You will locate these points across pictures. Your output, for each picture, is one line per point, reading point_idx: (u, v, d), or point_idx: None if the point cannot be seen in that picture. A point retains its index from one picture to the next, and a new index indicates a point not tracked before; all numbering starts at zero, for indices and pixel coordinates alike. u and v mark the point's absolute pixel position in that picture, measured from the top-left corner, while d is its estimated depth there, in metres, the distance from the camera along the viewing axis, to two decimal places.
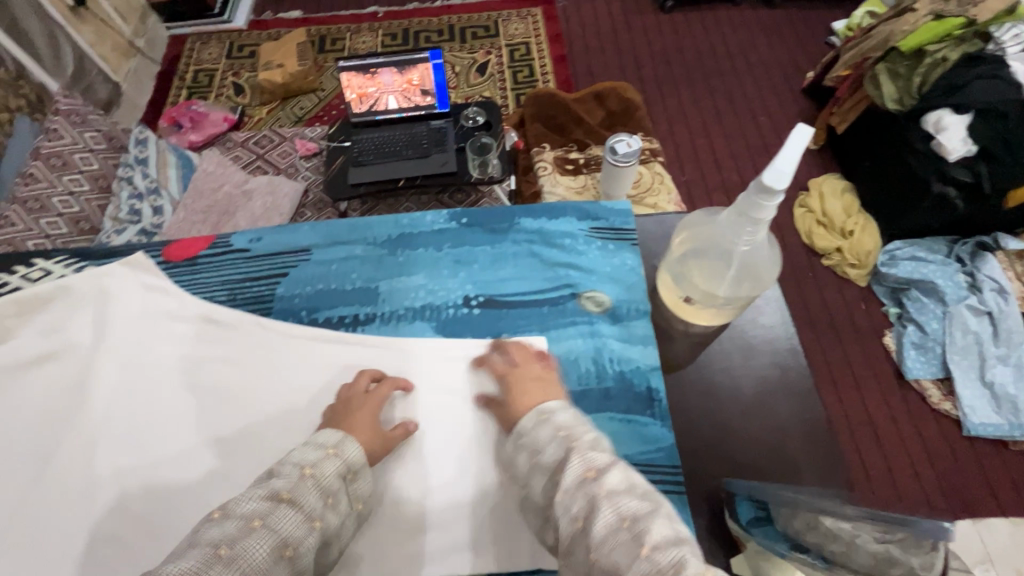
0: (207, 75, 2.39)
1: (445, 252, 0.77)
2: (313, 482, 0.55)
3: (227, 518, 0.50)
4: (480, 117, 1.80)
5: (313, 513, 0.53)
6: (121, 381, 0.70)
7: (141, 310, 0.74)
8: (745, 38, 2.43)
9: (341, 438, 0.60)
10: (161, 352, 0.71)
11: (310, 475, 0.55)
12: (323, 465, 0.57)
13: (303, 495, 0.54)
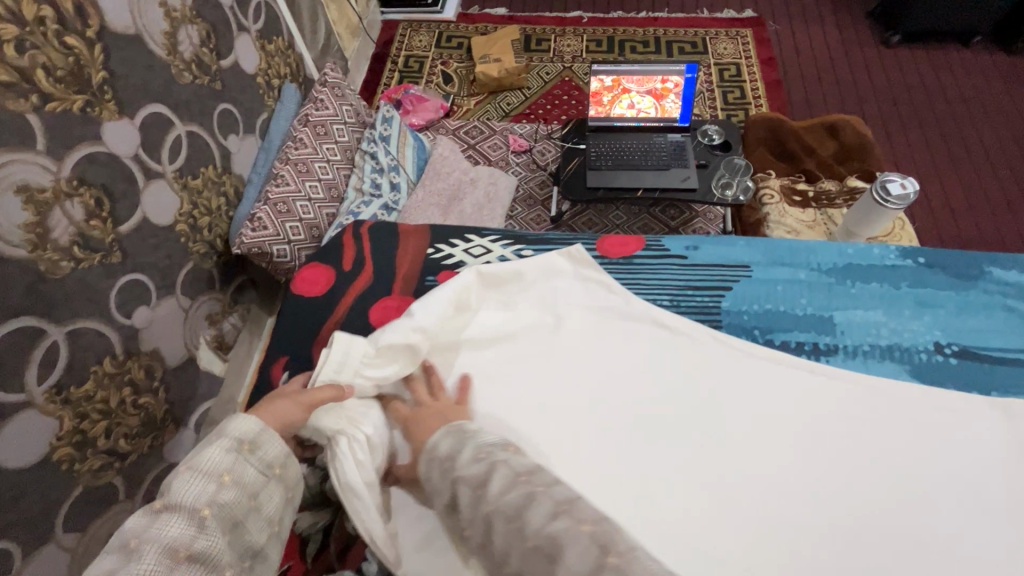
0: (418, 62, 2.49)
1: (904, 290, 0.99)
2: (199, 472, 0.68)
3: (115, 552, 0.61)
4: (718, 137, 1.77)
5: (199, 503, 0.65)
6: (594, 363, 0.93)
7: (595, 310, 0.99)
8: (980, 84, 2.25)
9: (222, 425, 0.73)
10: (619, 347, 0.95)
11: (192, 470, 0.68)
12: (221, 459, 0.70)
13: (180, 496, 0.65)
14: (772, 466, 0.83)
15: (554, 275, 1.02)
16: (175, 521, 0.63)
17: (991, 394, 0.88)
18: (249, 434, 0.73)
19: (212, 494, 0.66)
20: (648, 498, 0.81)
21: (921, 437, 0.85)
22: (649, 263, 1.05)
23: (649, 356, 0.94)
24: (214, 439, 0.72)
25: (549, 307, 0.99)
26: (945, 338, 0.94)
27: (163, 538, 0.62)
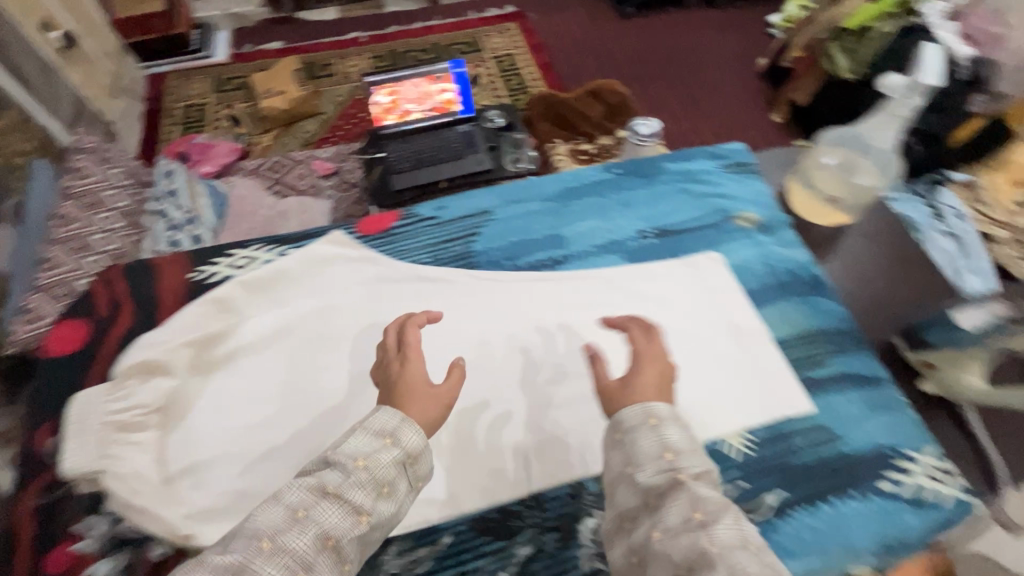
0: (199, 110, 2.36)
1: (611, 197, 0.90)
2: (367, 471, 0.63)
3: (276, 507, 0.60)
4: (500, 119, 1.93)
5: (360, 508, 0.61)
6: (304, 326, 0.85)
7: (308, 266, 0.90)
8: (700, 36, 2.73)
9: (395, 426, 0.66)
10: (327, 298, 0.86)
11: (361, 466, 0.63)
12: (379, 454, 0.64)
13: (349, 492, 0.62)
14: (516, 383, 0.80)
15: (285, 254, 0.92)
16: (333, 516, 0.60)
17: (677, 257, 0.84)
18: (416, 445, 0.66)
19: (369, 502, 0.62)
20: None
21: (659, 304, 0.82)
22: (408, 230, 0.91)
23: (393, 315, 0.84)
24: (394, 437, 0.66)
25: (308, 294, 0.87)
26: (644, 224, 0.87)
27: (320, 522, 0.59)
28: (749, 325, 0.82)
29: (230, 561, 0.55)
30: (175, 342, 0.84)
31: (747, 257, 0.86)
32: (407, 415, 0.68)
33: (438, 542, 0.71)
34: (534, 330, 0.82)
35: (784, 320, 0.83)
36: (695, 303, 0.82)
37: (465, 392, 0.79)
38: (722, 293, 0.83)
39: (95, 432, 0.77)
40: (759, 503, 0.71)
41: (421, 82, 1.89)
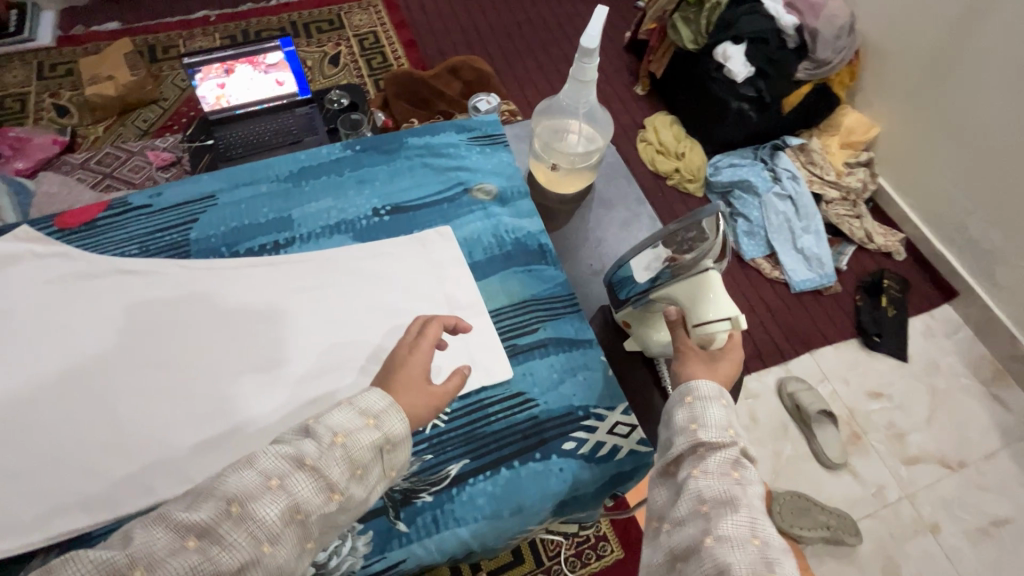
0: (18, 101, 2.14)
1: (347, 175, 0.86)
2: (343, 451, 0.56)
3: (245, 473, 0.53)
4: (344, 100, 1.85)
5: (334, 486, 0.55)
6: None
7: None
8: (569, 9, 2.72)
9: (385, 408, 0.60)
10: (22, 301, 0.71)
11: (341, 445, 0.56)
12: (356, 435, 0.57)
13: (330, 467, 0.55)
14: (204, 376, 0.70)
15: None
16: (304, 492, 0.53)
17: (407, 233, 0.82)
18: (401, 434, 0.59)
19: (345, 482, 0.55)
20: (36, 485, 0.61)
21: (383, 282, 0.78)
22: (120, 220, 0.79)
23: (79, 311, 0.72)
24: (378, 419, 0.59)
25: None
26: (376, 203, 0.84)
27: (293, 495, 0.53)
28: (470, 299, 0.77)
29: (196, 522, 0.50)
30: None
31: (475, 227, 0.82)
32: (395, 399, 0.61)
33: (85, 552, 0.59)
34: (246, 322, 0.74)
35: (506, 288, 0.78)
36: (417, 280, 0.78)
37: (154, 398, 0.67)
38: (444, 268, 0.79)
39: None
40: (440, 478, 0.64)
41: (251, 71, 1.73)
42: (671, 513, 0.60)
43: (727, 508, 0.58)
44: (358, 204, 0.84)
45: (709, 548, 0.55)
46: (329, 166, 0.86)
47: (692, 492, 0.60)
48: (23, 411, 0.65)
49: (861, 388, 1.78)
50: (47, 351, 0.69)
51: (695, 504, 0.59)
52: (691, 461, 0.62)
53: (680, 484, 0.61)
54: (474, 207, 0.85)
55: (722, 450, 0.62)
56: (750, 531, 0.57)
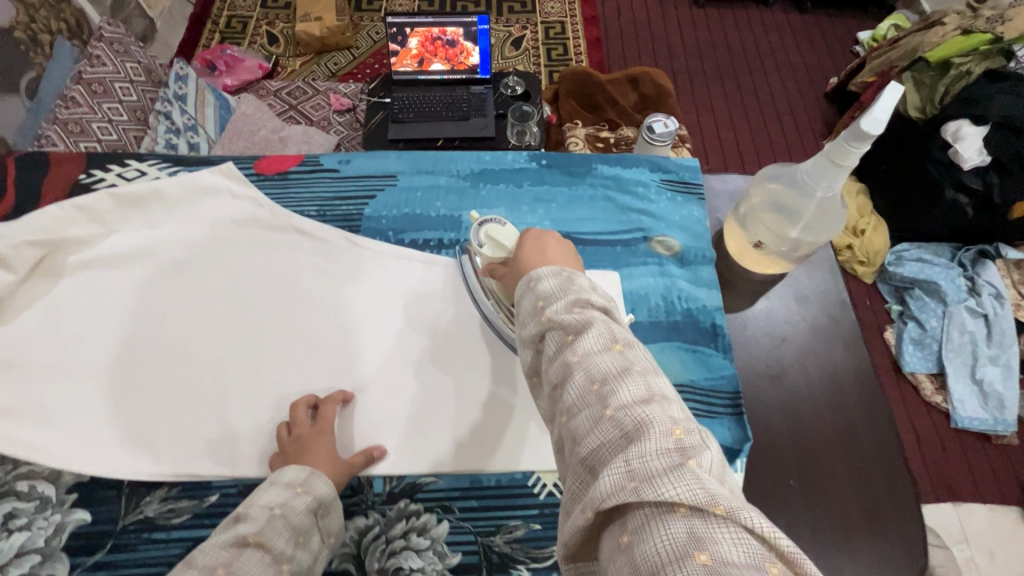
0: (241, 23, 2.38)
1: (526, 189, 0.81)
2: (283, 521, 0.54)
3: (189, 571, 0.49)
4: (519, 87, 1.83)
5: (282, 555, 0.52)
6: (177, 259, 0.75)
7: (199, 193, 0.78)
8: (773, 40, 2.48)
9: (309, 473, 0.57)
10: (210, 237, 0.76)
11: (278, 516, 0.54)
12: (292, 503, 0.55)
13: (271, 537, 0.53)
14: (341, 358, 0.70)
15: (194, 177, 0.78)
16: (254, 572, 0.50)
17: None
18: (331, 496, 0.58)
19: (290, 551, 0.52)
20: (182, 415, 0.65)
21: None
22: (307, 178, 0.81)
23: (252, 259, 0.75)
24: (306, 484, 0.57)
25: (183, 222, 0.76)
26: (548, 228, 0.79)
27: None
28: None
29: None
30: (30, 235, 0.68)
31: (646, 283, 0.74)
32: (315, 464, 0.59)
33: (204, 499, 0.60)
34: (391, 314, 0.73)
35: (663, 363, 0.69)
36: None
37: (294, 366, 0.69)
38: None
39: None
40: (545, 556, 0.58)
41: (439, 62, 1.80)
42: (563, 406, 0.45)
43: (621, 375, 0.44)
44: (530, 223, 0.79)
45: (616, 419, 0.41)
46: (511, 175, 0.82)
47: (578, 374, 0.45)
48: (183, 340, 0.70)
49: (1010, 570, 1.46)
50: (221, 294, 0.73)
51: (588, 383, 0.44)
52: (565, 351, 0.48)
53: (562, 375, 0.46)
54: (650, 261, 0.76)
55: (588, 329, 0.48)
56: (651, 387, 0.44)
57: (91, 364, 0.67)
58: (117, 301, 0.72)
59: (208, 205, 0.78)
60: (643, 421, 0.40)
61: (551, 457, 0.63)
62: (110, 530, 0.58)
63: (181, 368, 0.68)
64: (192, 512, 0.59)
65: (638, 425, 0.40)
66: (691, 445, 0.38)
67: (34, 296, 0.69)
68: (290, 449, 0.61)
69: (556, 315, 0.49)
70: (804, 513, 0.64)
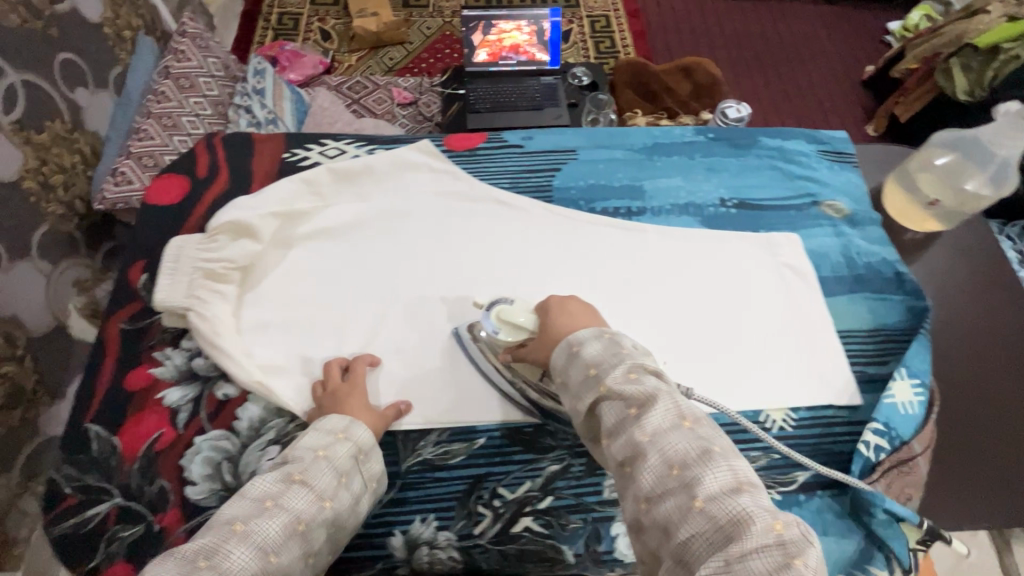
0: (293, 19, 2.40)
1: (697, 160, 0.87)
2: (327, 462, 0.57)
3: (240, 500, 0.53)
4: (586, 78, 1.89)
5: (325, 493, 0.55)
6: (388, 227, 0.79)
7: (402, 166, 0.83)
8: (808, 30, 2.56)
9: (348, 421, 0.61)
10: (416, 205, 0.81)
11: (324, 457, 0.57)
12: (334, 448, 0.58)
13: (315, 475, 0.56)
14: None
15: (395, 154, 0.83)
16: (300, 505, 0.53)
17: (754, 231, 0.82)
18: (369, 442, 0.61)
19: (333, 489, 0.56)
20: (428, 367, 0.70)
21: (724, 275, 0.79)
22: (495, 154, 0.86)
23: (459, 226, 0.80)
24: (346, 431, 0.60)
25: (388, 192, 0.81)
26: (725, 195, 0.85)
27: (290, 510, 0.52)
28: (814, 312, 0.76)
29: (201, 545, 0.48)
30: (271, 209, 0.74)
31: (826, 241, 0.81)
32: (356, 419, 0.62)
33: (474, 440, 0.65)
34: (595, 272, 0.78)
35: (857, 312, 0.76)
36: (763, 276, 0.79)
37: None
38: (791, 273, 0.79)
39: (183, 275, 0.68)
40: (789, 481, 0.68)
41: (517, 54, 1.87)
42: (640, 490, 0.51)
43: (701, 459, 0.50)
44: (708, 191, 0.85)
45: (706, 511, 0.47)
46: (681, 147, 0.88)
47: (653, 454, 0.51)
48: (411, 300, 0.74)
49: None
50: (429, 259, 0.77)
51: (667, 468, 0.50)
52: (631, 426, 0.53)
53: (629, 453, 0.52)
54: (823, 222, 0.83)
55: (651, 403, 0.53)
56: (733, 471, 0.49)
57: (335, 323, 0.72)
58: (342, 266, 0.76)
59: (410, 176, 0.83)
60: (741, 521, 0.45)
61: (775, 395, 0.70)
62: (395, 471, 0.64)
63: (416, 325, 0.73)
64: (466, 453, 0.65)
65: (731, 518, 0.46)
66: (794, 542, 0.44)
67: (270, 266, 0.74)
68: (325, 403, 0.64)
69: (616, 384, 0.55)
70: (988, 425, 0.82)
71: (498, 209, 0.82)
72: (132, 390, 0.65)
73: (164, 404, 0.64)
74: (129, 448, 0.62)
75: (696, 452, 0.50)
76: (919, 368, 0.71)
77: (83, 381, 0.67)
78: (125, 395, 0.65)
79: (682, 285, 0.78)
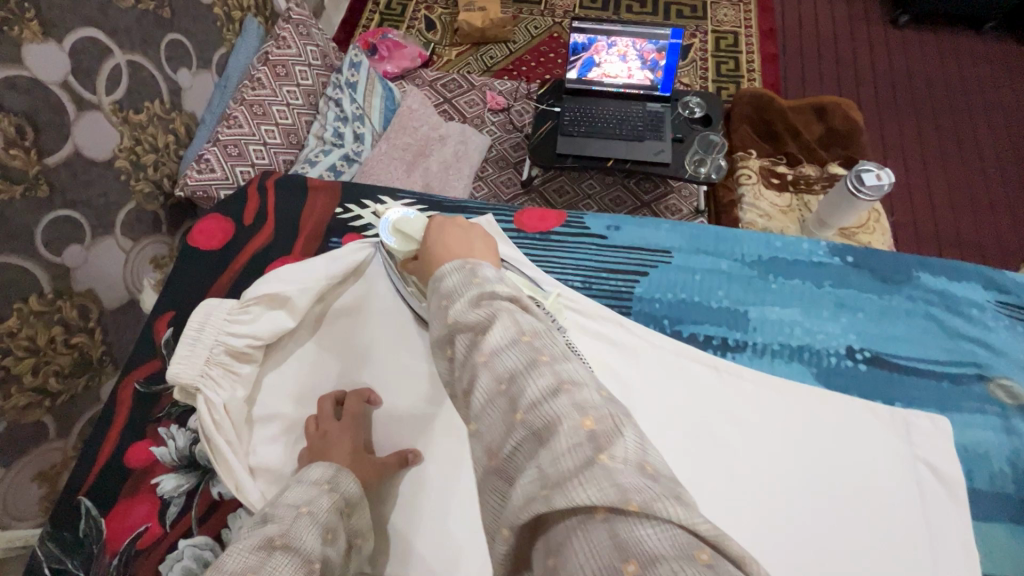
0: (401, 5, 2.34)
1: (825, 289, 0.69)
2: (311, 519, 0.47)
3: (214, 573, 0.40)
4: (699, 110, 1.68)
5: (314, 553, 0.44)
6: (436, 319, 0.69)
7: None
8: (983, 73, 2.13)
9: (334, 470, 0.54)
10: None
11: (307, 512, 0.47)
12: (318, 502, 0.50)
13: (300, 536, 0.45)
14: None
15: None
16: (287, 573, 0.41)
17: (885, 401, 0.63)
18: (357, 494, 0.54)
19: (322, 548, 0.46)
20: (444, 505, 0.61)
21: (837, 458, 0.61)
22: (571, 243, 0.73)
23: None
24: (332, 481, 0.53)
25: None
26: (855, 343, 0.66)
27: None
28: (951, 538, 0.56)
29: None
30: (311, 284, 0.66)
31: (988, 439, 0.61)
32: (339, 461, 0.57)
33: None
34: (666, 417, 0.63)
35: (1018, 555, 0.56)
36: (886, 470, 0.60)
37: None
38: (928, 474, 0.59)
39: (204, 347, 0.60)
40: None
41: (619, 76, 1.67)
42: (468, 416, 0.39)
43: (527, 368, 0.38)
44: (834, 335, 0.67)
45: (524, 422, 0.35)
46: (806, 269, 0.71)
47: (481, 374, 0.39)
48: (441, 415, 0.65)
49: None
50: None
51: (495, 386, 0.38)
52: (472, 352, 0.40)
53: (468, 380, 0.40)
54: (989, 410, 0.62)
55: (492, 324, 0.41)
56: (557, 372, 0.38)
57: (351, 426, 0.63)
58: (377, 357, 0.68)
59: None
60: (552, 422, 0.34)
61: None
62: None
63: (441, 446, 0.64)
64: None
65: (548, 424, 0.35)
66: (606, 436, 0.33)
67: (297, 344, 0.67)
68: (316, 443, 0.59)
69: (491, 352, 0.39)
70: None
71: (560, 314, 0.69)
72: (132, 468, 0.60)
73: (158, 494, 0.59)
74: (112, 538, 0.57)
75: (525, 354, 0.39)
76: None
77: (87, 445, 0.62)
78: (124, 471, 0.60)
79: (777, 457, 0.61)
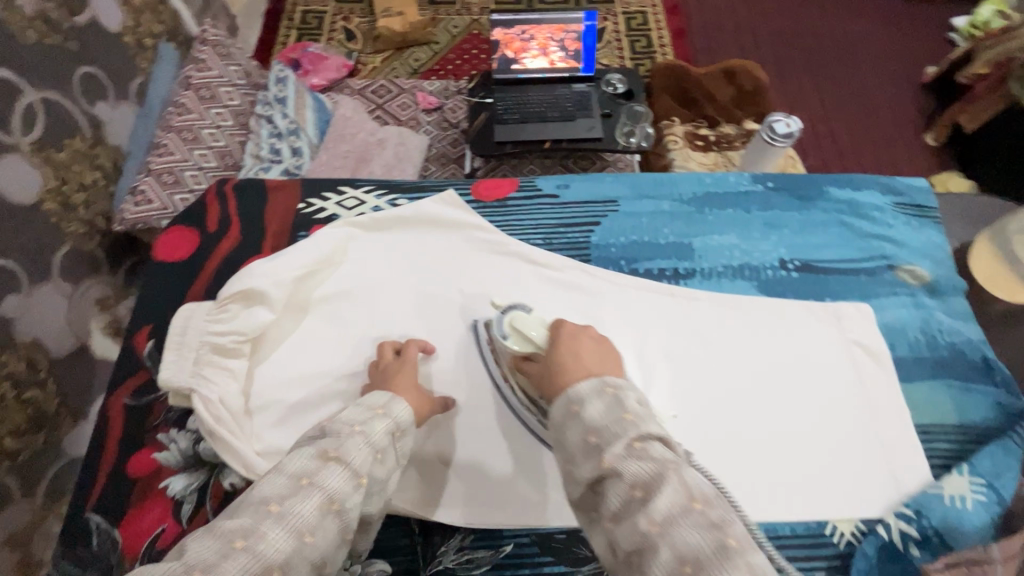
0: (317, 18, 2.32)
1: (754, 214, 0.78)
2: (364, 438, 0.53)
3: (277, 475, 0.49)
4: (621, 85, 1.78)
5: (361, 470, 0.51)
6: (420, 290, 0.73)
7: (433, 222, 0.77)
8: (861, 26, 2.37)
9: (389, 397, 0.58)
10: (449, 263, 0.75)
11: (360, 431, 0.53)
12: (372, 424, 0.54)
13: (352, 451, 0.52)
14: None
15: (426, 207, 0.78)
16: (333, 485, 0.49)
17: (818, 299, 0.73)
18: (407, 421, 0.57)
19: (370, 466, 0.52)
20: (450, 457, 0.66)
21: (789, 354, 0.70)
22: (527, 206, 0.79)
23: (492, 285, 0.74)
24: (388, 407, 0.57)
25: (417, 249, 0.76)
26: (786, 255, 0.76)
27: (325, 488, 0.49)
28: (887, 402, 0.66)
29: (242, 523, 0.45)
30: (288, 274, 0.69)
31: (902, 315, 0.71)
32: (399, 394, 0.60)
33: (501, 548, 0.63)
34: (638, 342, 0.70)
35: (937, 404, 0.67)
36: (827, 355, 0.70)
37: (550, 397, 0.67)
38: (862, 352, 0.69)
39: (190, 351, 0.61)
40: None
41: (542, 61, 1.76)
42: None
43: (716, 553, 0.42)
44: (767, 250, 0.76)
45: None
46: (736, 199, 0.80)
47: (662, 548, 0.43)
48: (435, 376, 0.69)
49: None
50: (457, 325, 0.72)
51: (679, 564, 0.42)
52: (636, 511, 0.45)
53: (637, 543, 0.45)
54: (900, 292, 0.73)
55: (660, 487, 0.45)
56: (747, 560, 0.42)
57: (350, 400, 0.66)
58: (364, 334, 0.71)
59: (441, 233, 0.77)
60: None
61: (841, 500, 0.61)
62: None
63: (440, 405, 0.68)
64: (491, 561, 0.62)
65: None
66: None
67: (285, 334, 0.69)
68: (376, 380, 0.63)
69: (617, 459, 0.47)
70: None
71: (531, 269, 0.74)
72: (137, 477, 0.61)
73: (167, 496, 0.60)
74: (130, 545, 0.58)
75: (696, 524, 0.44)
76: (988, 469, 0.61)
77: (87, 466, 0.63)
78: (129, 482, 0.61)
79: (738, 361, 0.69)
